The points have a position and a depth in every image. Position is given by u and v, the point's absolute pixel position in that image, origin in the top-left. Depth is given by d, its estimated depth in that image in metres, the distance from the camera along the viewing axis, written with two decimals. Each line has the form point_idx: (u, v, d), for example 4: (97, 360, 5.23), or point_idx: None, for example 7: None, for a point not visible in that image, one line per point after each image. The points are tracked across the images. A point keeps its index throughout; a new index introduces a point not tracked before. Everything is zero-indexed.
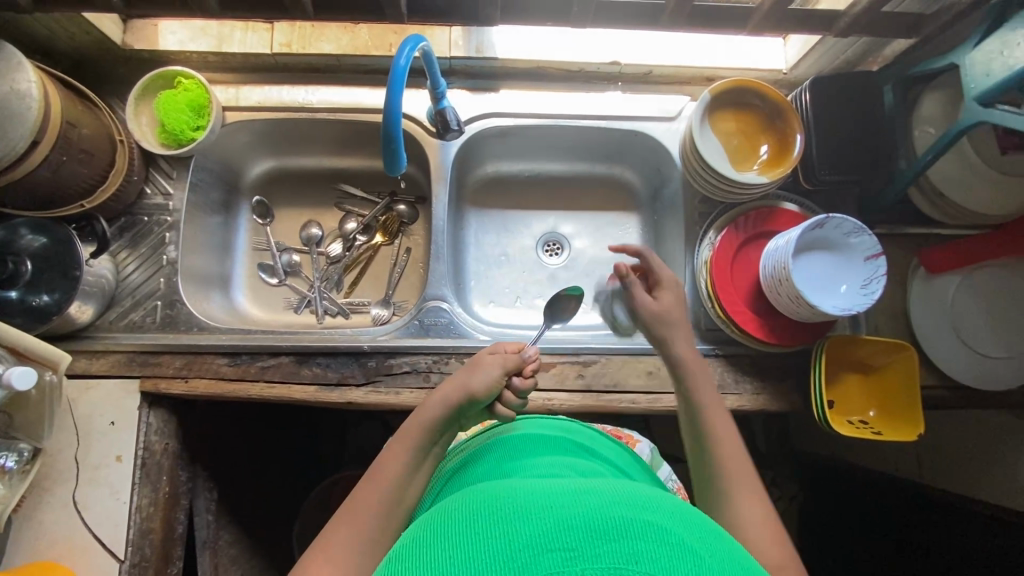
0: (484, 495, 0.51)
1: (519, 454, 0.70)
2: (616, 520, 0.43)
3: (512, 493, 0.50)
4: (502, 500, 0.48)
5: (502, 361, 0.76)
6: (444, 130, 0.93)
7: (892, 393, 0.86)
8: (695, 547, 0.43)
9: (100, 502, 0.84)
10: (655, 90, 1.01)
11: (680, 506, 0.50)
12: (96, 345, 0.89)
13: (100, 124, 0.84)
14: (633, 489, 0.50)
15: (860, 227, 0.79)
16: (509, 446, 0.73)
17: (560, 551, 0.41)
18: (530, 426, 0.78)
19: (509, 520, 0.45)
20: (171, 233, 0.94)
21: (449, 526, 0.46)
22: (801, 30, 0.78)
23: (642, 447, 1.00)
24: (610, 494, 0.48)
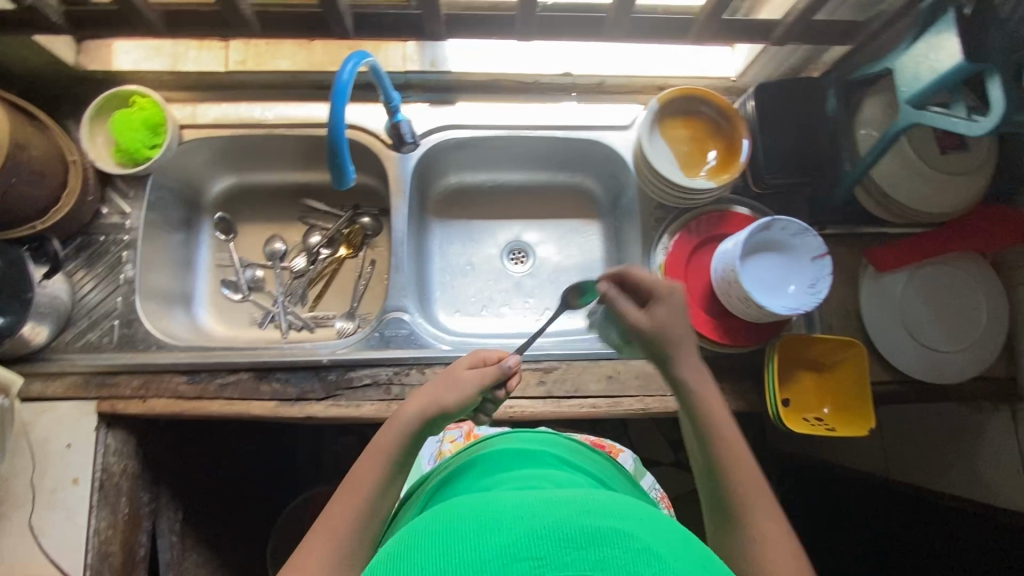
0: (457, 501, 0.51)
1: (497, 470, 0.71)
2: (586, 529, 0.44)
3: (486, 499, 0.49)
4: (474, 507, 0.48)
5: (483, 375, 0.72)
6: (400, 142, 0.95)
7: (844, 389, 0.88)
8: (662, 551, 0.44)
9: (57, 527, 0.83)
10: (609, 100, 1.03)
11: (652, 510, 0.51)
12: (51, 367, 0.88)
13: (50, 145, 0.85)
14: (606, 492, 0.50)
15: (804, 227, 0.82)
16: (485, 463, 0.74)
17: (527, 560, 0.42)
18: (506, 442, 0.79)
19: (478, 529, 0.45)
20: (129, 253, 0.94)
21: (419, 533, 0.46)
22: (739, 38, 0.81)
23: (625, 457, 1.00)
24: (584, 497, 0.48)
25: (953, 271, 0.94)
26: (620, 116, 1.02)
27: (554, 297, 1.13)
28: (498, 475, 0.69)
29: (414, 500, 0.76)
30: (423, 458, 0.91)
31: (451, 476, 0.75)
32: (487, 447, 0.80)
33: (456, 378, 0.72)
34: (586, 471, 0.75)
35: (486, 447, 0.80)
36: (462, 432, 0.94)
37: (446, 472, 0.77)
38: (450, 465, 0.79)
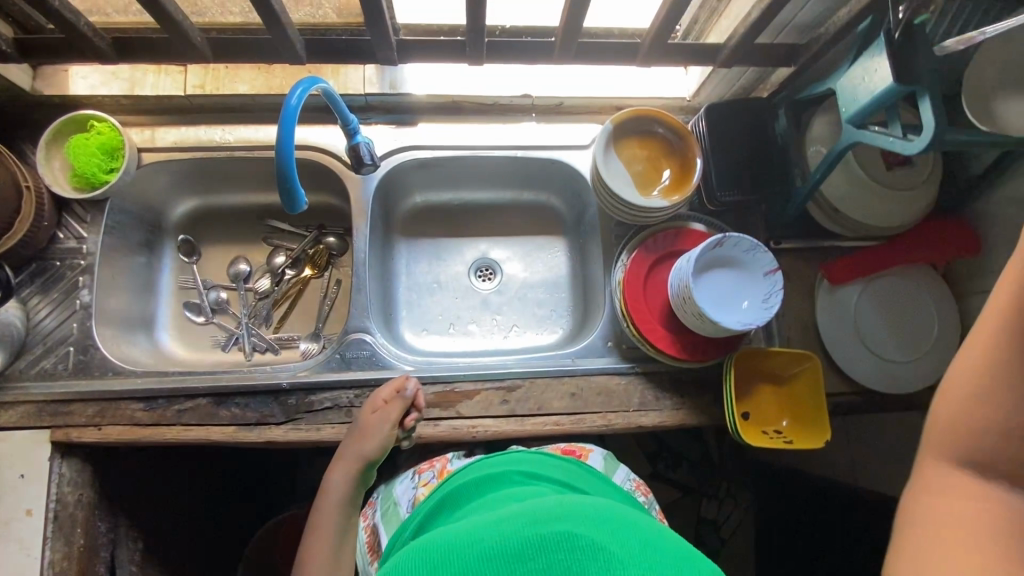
0: (425, 539, 0.62)
1: (465, 498, 0.75)
2: (530, 539, 0.55)
3: (445, 535, 0.61)
4: (437, 543, 0.59)
5: (387, 417, 0.83)
6: (359, 164, 0.95)
7: (800, 401, 0.89)
8: (600, 540, 0.55)
9: (10, 560, 0.82)
10: (568, 120, 1.05)
11: (592, 506, 0.62)
12: (4, 396, 0.86)
13: (2, 169, 0.83)
14: (548, 505, 0.62)
15: (755, 244, 0.84)
16: (457, 493, 0.77)
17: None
18: (477, 470, 0.81)
19: (443, 559, 0.56)
20: (85, 277, 0.93)
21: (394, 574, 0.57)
22: (686, 61, 0.83)
23: (594, 457, 0.91)
24: (525, 516, 0.60)
25: (906, 283, 0.96)
26: (579, 135, 1.04)
27: (521, 314, 1.14)
28: (469, 501, 0.74)
29: (395, 543, 0.76)
30: (400, 503, 0.85)
31: (428, 514, 0.75)
32: (458, 479, 0.80)
33: (368, 425, 0.83)
34: (554, 479, 0.77)
35: (457, 479, 0.81)
36: (435, 471, 0.87)
37: (421, 512, 0.77)
38: (425, 504, 0.79)
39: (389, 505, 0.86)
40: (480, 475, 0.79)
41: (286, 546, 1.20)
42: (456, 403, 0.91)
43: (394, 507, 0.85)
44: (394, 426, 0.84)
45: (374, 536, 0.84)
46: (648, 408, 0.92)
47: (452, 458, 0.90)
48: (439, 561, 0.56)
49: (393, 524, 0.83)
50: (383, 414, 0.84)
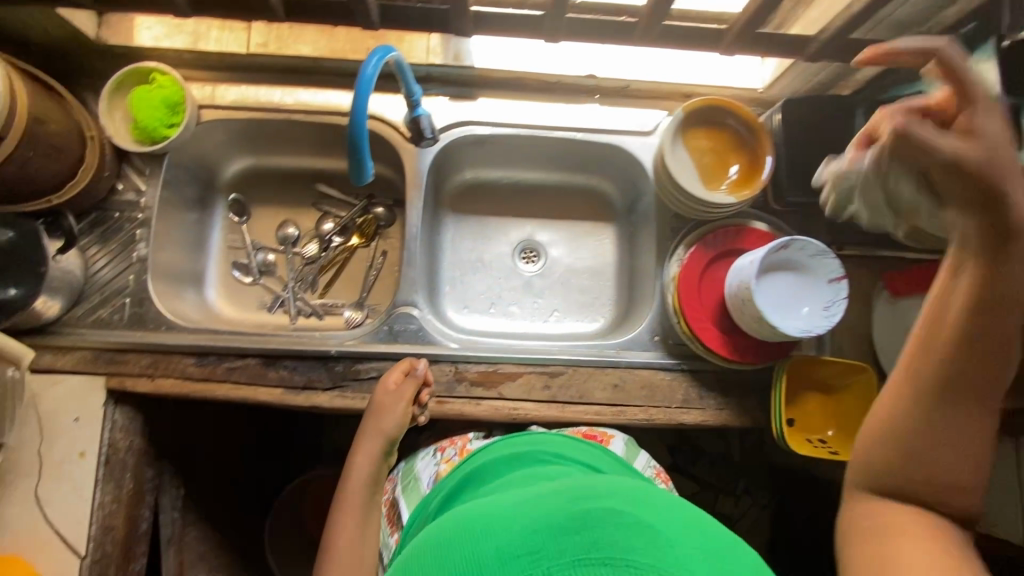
0: (457, 518, 0.64)
1: (492, 476, 0.75)
2: (571, 517, 0.53)
3: (480, 513, 0.62)
4: (468, 525, 0.60)
5: (402, 397, 0.84)
6: (420, 137, 0.93)
7: (849, 412, 0.88)
8: (646, 522, 0.53)
9: (62, 498, 0.84)
10: (632, 104, 1.02)
11: (625, 487, 0.62)
12: (62, 340, 0.88)
13: (69, 120, 0.83)
14: (582, 488, 0.60)
15: (824, 249, 0.82)
16: (477, 473, 0.77)
17: (527, 555, 0.50)
18: (500, 450, 0.81)
19: (476, 540, 0.56)
20: (142, 231, 0.94)
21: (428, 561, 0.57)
22: (771, 52, 0.79)
23: (616, 443, 0.89)
24: (559, 498, 0.58)
25: None
26: (642, 120, 1.01)
27: (563, 299, 1.13)
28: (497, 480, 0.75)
29: (422, 520, 0.76)
30: (421, 479, 0.87)
31: (450, 489, 0.77)
32: (476, 460, 0.80)
33: (383, 407, 0.84)
34: (582, 464, 0.76)
35: (478, 459, 0.81)
36: (457, 448, 0.88)
37: (446, 487, 0.78)
38: (448, 483, 0.79)
39: (410, 482, 0.88)
40: (503, 455, 0.79)
41: (313, 504, 1.24)
42: (499, 385, 0.91)
43: (415, 482, 0.88)
44: (409, 405, 0.85)
45: (393, 509, 0.87)
46: (691, 405, 0.92)
47: (473, 438, 0.90)
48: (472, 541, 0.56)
49: (412, 497, 0.86)
50: (397, 394, 0.85)
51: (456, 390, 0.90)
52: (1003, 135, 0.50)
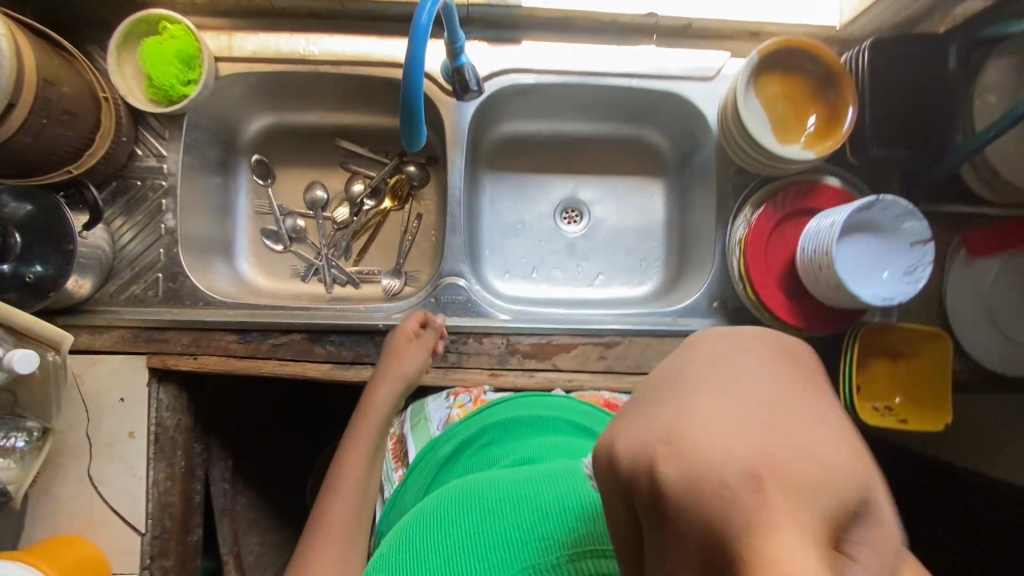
0: (464, 490, 0.63)
1: (506, 439, 0.75)
2: (579, 506, 0.52)
3: (488, 488, 0.62)
4: (471, 500, 0.61)
5: (424, 346, 0.81)
6: (463, 91, 0.84)
7: (922, 378, 0.84)
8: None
9: (116, 478, 0.83)
10: (692, 46, 0.92)
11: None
12: (96, 319, 0.84)
13: (81, 79, 0.75)
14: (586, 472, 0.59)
15: (911, 209, 0.75)
16: (495, 434, 0.76)
17: (534, 540, 0.52)
18: (518, 409, 0.79)
19: (485, 521, 0.57)
20: (168, 200, 0.88)
21: (430, 538, 0.58)
22: None
23: None
24: (569, 478, 0.59)
25: None
26: (704, 64, 0.92)
27: (608, 261, 1.07)
28: (507, 446, 0.74)
29: (431, 464, 0.77)
30: (432, 421, 0.84)
31: (467, 444, 0.76)
32: (498, 414, 0.79)
33: (402, 352, 0.80)
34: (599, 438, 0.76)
35: (498, 413, 0.79)
36: (471, 395, 0.85)
37: (461, 437, 0.77)
38: (459, 436, 0.77)
39: (419, 420, 0.86)
40: (523, 420, 0.77)
41: None
42: (553, 356, 0.87)
43: (424, 420, 0.85)
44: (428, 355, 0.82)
45: (401, 445, 0.86)
46: None
47: (489, 390, 0.86)
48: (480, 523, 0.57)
49: (420, 437, 0.84)
50: (416, 346, 0.81)
51: (509, 363, 0.86)
52: (857, 494, 0.26)
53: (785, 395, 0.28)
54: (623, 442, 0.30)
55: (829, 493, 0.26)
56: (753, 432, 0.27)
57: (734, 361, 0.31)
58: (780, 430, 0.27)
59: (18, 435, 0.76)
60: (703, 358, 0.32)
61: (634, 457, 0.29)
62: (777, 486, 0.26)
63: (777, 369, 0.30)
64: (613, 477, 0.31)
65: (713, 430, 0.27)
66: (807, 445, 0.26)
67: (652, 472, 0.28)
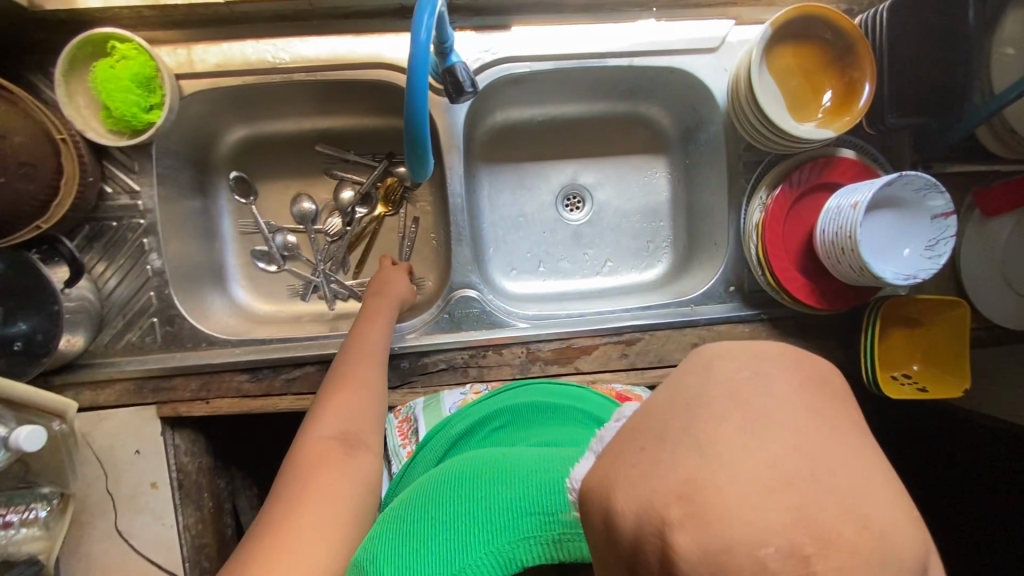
0: (471, 459, 0.59)
1: (521, 426, 0.72)
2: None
3: (497, 460, 0.57)
4: (479, 467, 0.56)
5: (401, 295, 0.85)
6: (456, 93, 0.75)
7: (939, 348, 0.85)
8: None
9: (145, 529, 0.81)
10: (693, 16, 0.86)
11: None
12: (96, 374, 0.80)
13: (32, 122, 0.67)
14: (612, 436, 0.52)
15: (934, 183, 0.73)
16: (511, 419, 0.73)
17: (542, 514, 0.47)
18: (535, 394, 0.76)
19: (492, 490, 0.52)
20: (149, 239, 0.82)
21: (439, 494, 0.54)
22: None
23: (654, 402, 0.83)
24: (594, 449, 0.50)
25: None
26: (706, 36, 0.86)
27: (615, 246, 1.04)
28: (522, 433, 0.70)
29: (440, 441, 0.71)
30: (444, 402, 0.79)
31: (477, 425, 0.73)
32: (511, 400, 0.76)
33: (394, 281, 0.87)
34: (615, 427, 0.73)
35: (515, 398, 0.77)
36: (489, 385, 0.82)
37: (472, 418, 0.73)
38: (469, 415, 0.74)
39: (431, 401, 0.80)
40: (541, 406, 0.75)
41: None
42: (576, 359, 0.86)
43: (435, 402, 0.80)
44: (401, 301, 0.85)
45: (409, 424, 0.79)
46: None
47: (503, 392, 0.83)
48: (485, 492, 0.52)
49: (433, 417, 0.78)
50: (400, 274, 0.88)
51: (531, 371, 0.85)
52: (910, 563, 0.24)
53: (808, 440, 0.25)
54: (621, 504, 0.26)
55: (880, 564, 0.24)
56: (789, 498, 0.24)
57: (752, 400, 0.27)
58: (811, 490, 0.24)
59: (39, 505, 0.74)
60: (719, 405, 0.27)
61: (641, 521, 0.26)
62: (822, 556, 0.23)
63: (805, 415, 0.26)
64: (610, 543, 0.28)
65: (741, 500, 0.24)
66: (844, 505, 0.24)
67: (666, 543, 0.25)
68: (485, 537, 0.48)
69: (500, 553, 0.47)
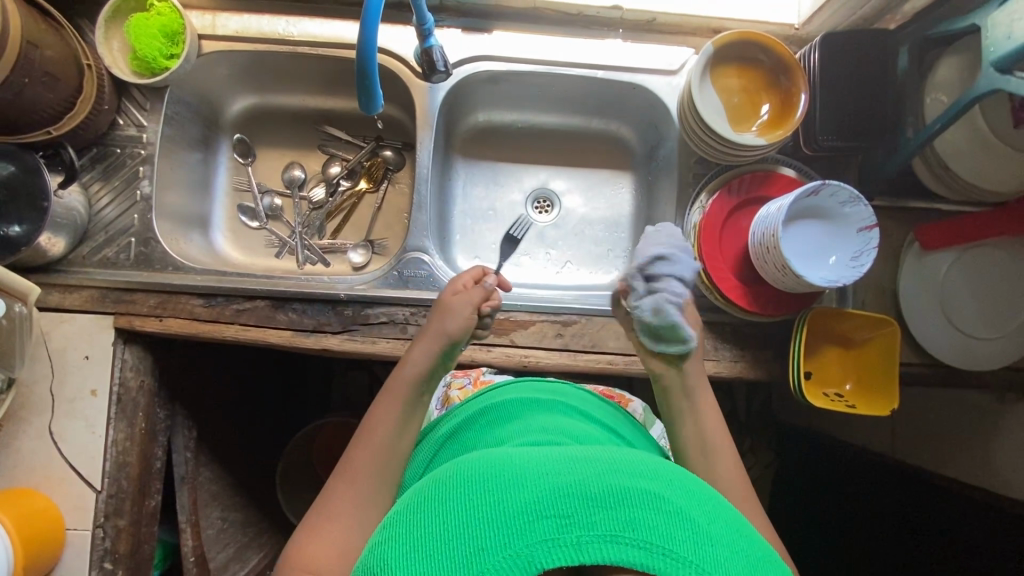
0: (464, 459, 0.53)
1: (511, 418, 0.69)
2: (611, 488, 0.43)
3: (495, 455, 0.50)
4: (475, 465, 0.49)
5: (470, 299, 0.77)
6: (430, 71, 0.86)
7: (870, 369, 0.85)
8: (692, 514, 0.43)
9: (75, 435, 0.85)
10: (657, 40, 0.96)
11: (671, 464, 0.51)
12: (69, 279, 0.87)
13: (65, 46, 0.80)
14: (611, 451, 0.50)
15: (856, 196, 0.77)
16: (500, 412, 0.71)
17: (556, 517, 0.41)
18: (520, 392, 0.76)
19: (496, 488, 0.45)
20: (145, 168, 0.91)
21: (441, 490, 0.48)
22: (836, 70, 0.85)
23: (636, 407, 0.90)
24: (601, 460, 0.47)
25: (1008, 255, 0.88)
26: (667, 59, 0.95)
27: (577, 250, 1.09)
28: (512, 427, 0.67)
29: (431, 442, 0.73)
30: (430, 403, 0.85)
31: (463, 424, 0.72)
32: (494, 396, 0.76)
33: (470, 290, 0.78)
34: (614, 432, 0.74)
35: (497, 396, 0.76)
36: (471, 378, 0.86)
37: (459, 418, 0.74)
38: (464, 412, 0.75)
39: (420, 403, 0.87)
40: (530, 401, 0.73)
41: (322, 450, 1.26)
42: (511, 332, 0.89)
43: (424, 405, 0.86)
44: (474, 309, 0.77)
45: None
46: (706, 356, 0.89)
47: (487, 372, 0.88)
48: (488, 491, 0.45)
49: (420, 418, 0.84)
50: (467, 298, 0.77)
51: None
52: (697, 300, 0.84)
53: None
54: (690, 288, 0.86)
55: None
56: None
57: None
58: None
59: None
60: None
61: None
62: None
63: None
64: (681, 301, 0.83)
65: None
66: None
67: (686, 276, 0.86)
68: (497, 542, 0.41)
69: (519, 556, 0.40)
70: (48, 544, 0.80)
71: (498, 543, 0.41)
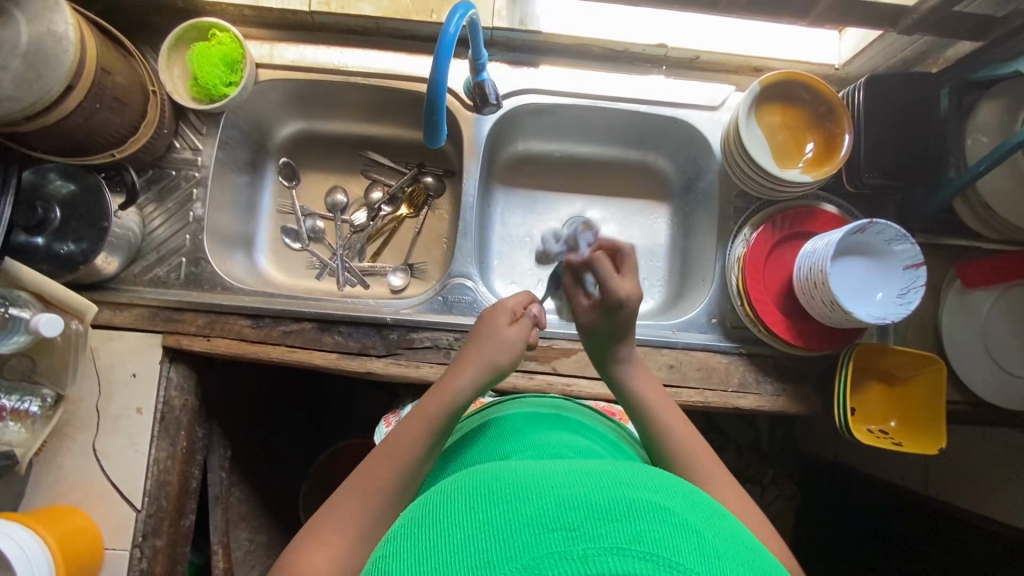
0: (468, 475, 0.50)
1: (526, 430, 0.68)
2: (618, 500, 0.41)
3: (498, 470, 0.48)
4: (478, 480, 0.47)
5: (524, 333, 0.74)
6: (483, 103, 0.88)
7: (914, 407, 0.85)
8: (699, 527, 0.41)
9: (118, 452, 0.85)
10: (700, 77, 0.99)
11: (675, 478, 0.48)
12: (120, 297, 0.89)
13: (133, 73, 0.83)
14: (617, 465, 0.48)
15: (904, 235, 0.78)
16: (514, 424, 0.70)
17: (562, 530, 0.38)
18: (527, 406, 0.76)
19: (501, 503, 0.42)
20: (199, 190, 0.94)
21: (447, 504, 0.45)
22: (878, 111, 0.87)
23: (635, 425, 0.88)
24: (604, 472, 0.45)
25: None
26: (709, 95, 0.98)
27: None
28: (520, 441, 0.65)
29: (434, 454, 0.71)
30: None
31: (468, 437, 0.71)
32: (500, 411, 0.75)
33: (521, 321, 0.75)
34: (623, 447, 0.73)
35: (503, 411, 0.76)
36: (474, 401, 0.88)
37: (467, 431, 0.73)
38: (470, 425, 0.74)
39: None
40: (541, 416, 0.72)
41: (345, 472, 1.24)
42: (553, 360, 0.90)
43: None
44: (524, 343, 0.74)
45: None
46: (748, 390, 0.89)
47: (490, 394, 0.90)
48: (494, 506, 0.42)
49: None
50: (520, 328, 0.74)
51: None
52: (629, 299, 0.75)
53: None
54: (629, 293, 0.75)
55: None
56: None
57: None
58: None
59: (33, 399, 0.81)
60: None
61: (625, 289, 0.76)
62: None
63: None
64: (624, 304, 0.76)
65: None
66: None
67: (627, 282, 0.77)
68: (503, 556, 0.38)
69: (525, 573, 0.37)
70: (89, 562, 0.80)
71: (504, 557, 0.38)
